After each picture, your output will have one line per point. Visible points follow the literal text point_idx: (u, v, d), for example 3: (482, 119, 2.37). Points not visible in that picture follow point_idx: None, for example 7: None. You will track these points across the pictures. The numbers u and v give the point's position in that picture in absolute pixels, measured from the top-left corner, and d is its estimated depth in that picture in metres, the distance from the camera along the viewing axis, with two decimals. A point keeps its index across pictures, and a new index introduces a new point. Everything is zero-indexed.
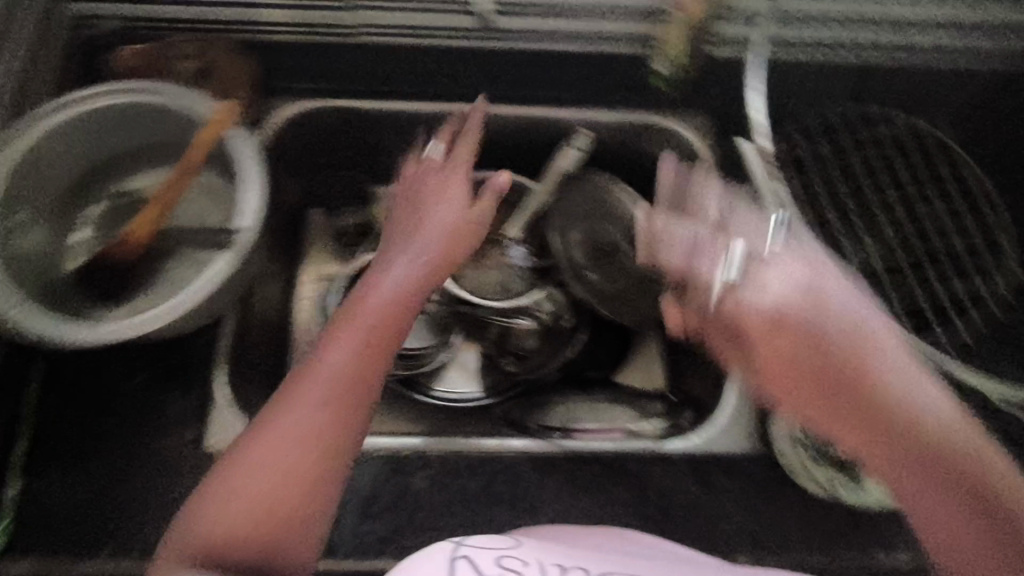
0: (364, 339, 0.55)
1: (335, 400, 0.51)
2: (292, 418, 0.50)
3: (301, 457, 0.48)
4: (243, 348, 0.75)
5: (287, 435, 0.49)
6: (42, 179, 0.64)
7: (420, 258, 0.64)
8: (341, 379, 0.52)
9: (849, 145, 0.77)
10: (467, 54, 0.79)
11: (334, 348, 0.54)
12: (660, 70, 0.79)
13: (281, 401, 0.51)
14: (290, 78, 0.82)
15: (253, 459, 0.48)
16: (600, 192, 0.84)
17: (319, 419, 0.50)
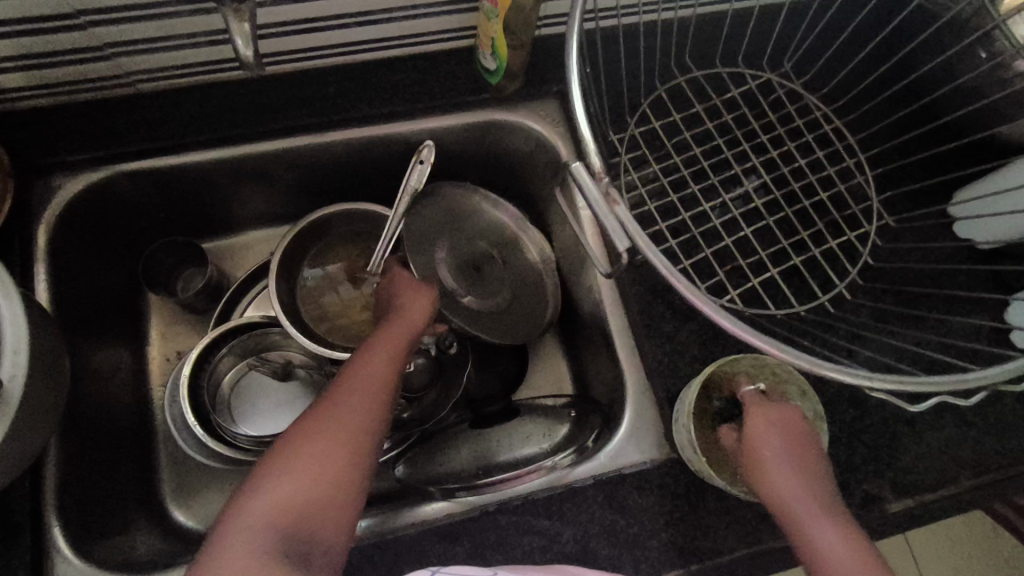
0: (391, 371, 0.55)
1: (374, 407, 0.52)
2: (339, 424, 0.50)
3: (341, 457, 0.49)
4: (88, 474, 0.65)
5: (332, 437, 0.49)
6: None
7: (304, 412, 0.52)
8: (379, 392, 0.53)
9: (703, 110, 0.72)
10: (275, 78, 0.70)
11: (363, 373, 0.54)
12: (488, 66, 0.69)
13: (320, 418, 0.51)
14: (58, 142, 0.67)
15: (290, 463, 0.48)
16: (458, 204, 0.77)
17: (357, 427, 0.51)
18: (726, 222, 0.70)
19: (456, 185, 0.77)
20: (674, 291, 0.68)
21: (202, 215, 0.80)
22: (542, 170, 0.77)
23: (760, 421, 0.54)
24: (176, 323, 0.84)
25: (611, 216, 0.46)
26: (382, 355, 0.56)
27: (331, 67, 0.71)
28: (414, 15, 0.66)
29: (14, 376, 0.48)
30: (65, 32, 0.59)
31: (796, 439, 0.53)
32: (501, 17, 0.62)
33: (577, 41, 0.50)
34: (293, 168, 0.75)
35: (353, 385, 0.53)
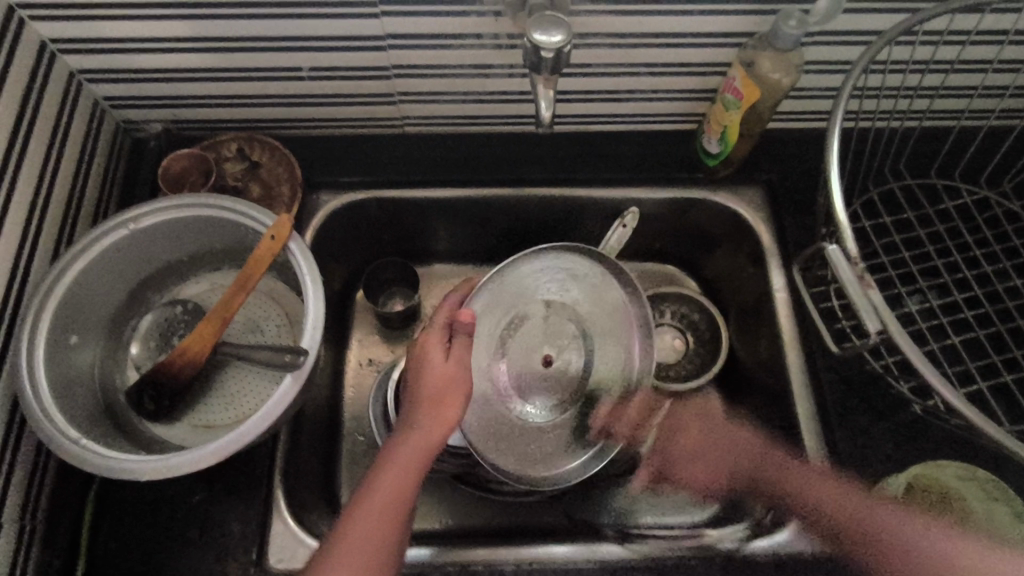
0: (428, 438, 0.57)
1: (401, 493, 0.53)
2: (366, 517, 0.52)
3: (372, 549, 0.51)
4: (304, 451, 0.73)
5: (364, 534, 0.51)
6: (94, 298, 0.62)
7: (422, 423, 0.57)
8: (406, 476, 0.54)
9: (913, 217, 0.75)
10: (514, 137, 0.81)
11: (389, 461, 0.55)
12: (710, 149, 0.75)
13: (352, 513, 0.52)
14: (335, 166, 0.80)
15: (328, 563, 0.50)
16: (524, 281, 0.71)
17: (392, 494, 0.53)
18: (931, 326, 0.71)
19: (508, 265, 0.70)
20: (871, 386, 0.70)
21: (416, 240, 0.86)
22: (734, 253, 0.81)
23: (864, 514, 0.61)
24: (374, 334, 0.88)
25: (866, 297, 0.49)
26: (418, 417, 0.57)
27: (561, 134, 0.81)
28: (652, 97, 0.75)
29: (311, 349, 0.57)
30: (373, 79, 0.72)
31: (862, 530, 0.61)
32: (742, 109, 0.67)
33: (836, 142, 0.56)
34: (508, 214, 0.82)
35: (383, 474, 0.54)
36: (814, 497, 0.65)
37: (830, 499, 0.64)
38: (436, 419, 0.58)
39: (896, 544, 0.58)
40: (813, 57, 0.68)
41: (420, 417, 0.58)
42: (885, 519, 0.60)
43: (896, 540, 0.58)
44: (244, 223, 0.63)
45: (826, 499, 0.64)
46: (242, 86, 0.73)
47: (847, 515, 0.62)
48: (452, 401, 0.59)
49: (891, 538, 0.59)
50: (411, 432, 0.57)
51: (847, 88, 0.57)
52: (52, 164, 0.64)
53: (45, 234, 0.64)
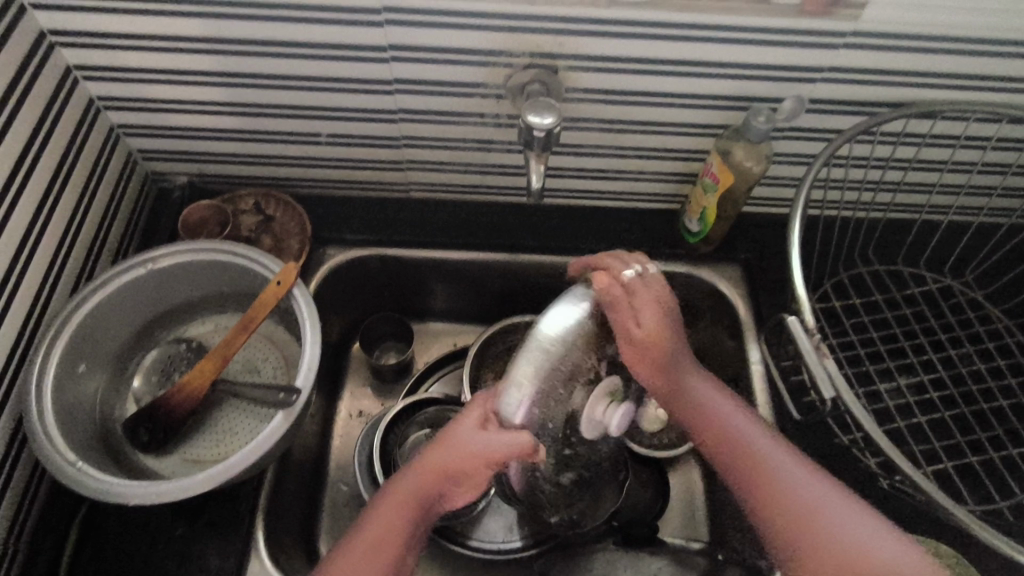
0: (402, 515, 0.58)
1: (395, 536, 0.57)
2: (375, 532, 0.57)
3: None
4: (289, 495, 0.75)
5: (368, 557, 0.56)
6: (104, 331, 0.66)
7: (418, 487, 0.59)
8: (397, 527, 0.57)
9: (881, 300, 0.80)
10: (511, 206, 0.88)
11: (369, 531, 0.57)
12: (692, 228, 0.81)
13: (352, 541, 0.57)
14: (342, 224, 0.86)
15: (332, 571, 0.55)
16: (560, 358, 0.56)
17: (379, 555, 0.56)
18: (899, 405, 0.74)
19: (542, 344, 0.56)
20: (842, 461, 0.72)
21: (413, 296, 0.91)
22: (713, 326, 0.85)
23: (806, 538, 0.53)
24: (366, 385, 0.91)
25: (821, 367, 0.53)
26: (397, 499, 0.58)
27: (555, 207, 0.88)
28: (637, 178, 0.82)
29: (305, 390, 0.60)
30: (383, 147, 0.79)
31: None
32: (718, 191, 0.73)
33: (798, 224, 0.61)
34: (501, 277, 0.87)
35: (391, 510, 0.58)
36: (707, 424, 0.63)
37: (743, 466, 0.59)
38: (403, 504, 0.58)
39: (804, 514, 0.54)
40: (783, 150, 0.75)
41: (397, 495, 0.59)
42: (751, 434, 0.60)
43: (807, 508, 0.54)
44: (253, 269, 0.67)
45: (727, 437, 0.61)
46: (264, 147, 0.80)
47: (747, 460, 0.59)
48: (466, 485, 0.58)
49: (778, 516, 0.55)
50: (382, 516, 0.58)
51: (809, 177, 0.63)
52: (83, 206, 0.70)
53: (68, 269, 0.69)
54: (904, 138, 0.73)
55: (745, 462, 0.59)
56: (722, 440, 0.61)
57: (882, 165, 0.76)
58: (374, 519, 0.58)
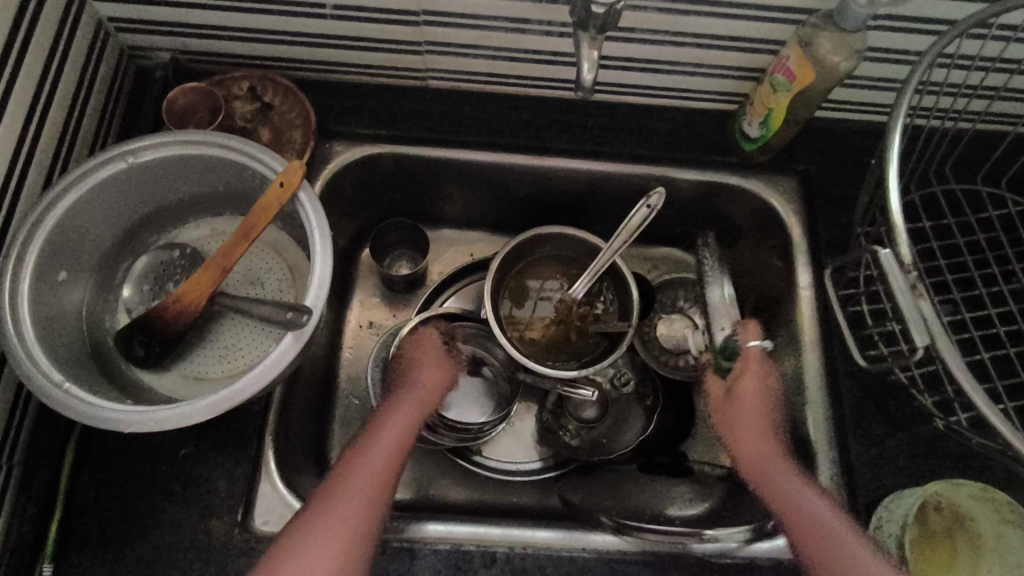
0: (393, 451, 0.62)
1: (389, 467, 0.60)
2: (365, 463, 0.60)
3: (356, 519, 0.55)
4: (300, 412, 0.71)
5: (352, 499, 0.56)
6: (85, 234, 0.58)
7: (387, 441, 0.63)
8: (393, 456, 0.61)
9: (954, 224, 0.72)
10: (542, 100, 0.77)
11: (370, 455, 0.61)
12: (750, 133, 0.71)
13: (336, 487, 0.57)
14: (351, 115, 0.75)
15: (304, 535, 0.53)
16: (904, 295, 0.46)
17: (375, 481, 0.59)
18: (960, 340, 0.69)
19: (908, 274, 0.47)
20: (892, 397, 0.68)
21: (429, 201, 0.82)
22: (760, 244, 0.77)
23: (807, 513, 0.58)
24: (377, 295, 0.84)
25: (916, 308, 0.46)
26: (389, 431, 0.64)
27: (594, 103, 0.77)
28: (693, 72, 0.71)
29: (316, 310, 0.53)
30: (401, 24, 0.67)
31: (833, 544, 0.56)
32: (792, 91, 0.63)
33: (898, 134, 0.52)
34: (529, 183, 0.77)
35: (383, 440, 0.63)
36: (783, 499, 0.60)
37: (791, 510, 0.59)
38: (392, 436, 0.63)
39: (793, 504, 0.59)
40: (873, 42, 0.64)
41: (383, 430, 0.64)
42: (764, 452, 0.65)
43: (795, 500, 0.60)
44: (251, 168, 0.58)
45: (791, 506, 0.59)
46: (261, 20, 0.68)
47: (795, 512, 0.59)
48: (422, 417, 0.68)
49: (786, 521, 0.59)
50: (385, 441, 0.63)
51: (915, 77, 0.53)
52: (48, 84, 0.59)
53: (37, 160, 0.59)
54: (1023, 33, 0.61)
55: (779, 485, 0.62)
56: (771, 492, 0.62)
57: (987, 65, 0.65)
58: (364, 451, 0.61)
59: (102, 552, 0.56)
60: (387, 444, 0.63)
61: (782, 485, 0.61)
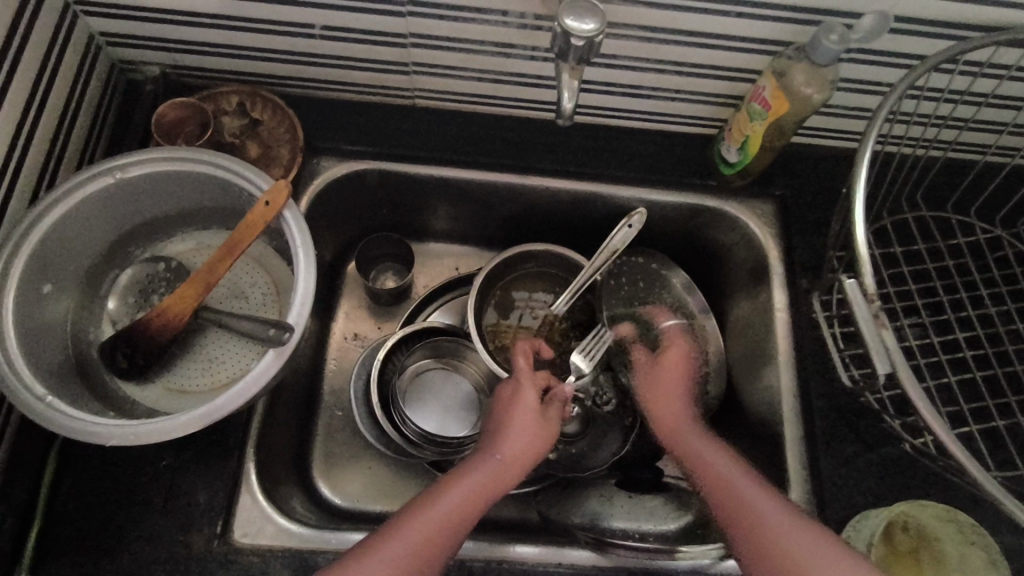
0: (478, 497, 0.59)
1: (473, 498, 0.58)
2: (452, 502, 0.57)
3: (417, 558, 0.53)
4: (284, 424, 0.71)
5: (434, 517, 0.56)
6: (72, 247, 0.59)
7: (477, 481, 0.60)
8: (480, 489, 0.60)
9: (925, 250, 0.74)
10: (527, 121, 0.78)
11: (456, 491, 0.58)
12: (729, 158, 0.73)
13: (426, 504, 0.57)
14: (339, 132, 0.76)
15: (376, 551, 0.53)
16: (863, 317, 0.49)
17: (446, 523, 0.56)
18: (929, 363, 0.71)
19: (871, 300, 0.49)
20: (861, 418, 0.69)
21: (415, 215, 0.83)
22: (738, 265, 0.79)
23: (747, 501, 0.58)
24: (362, 308, 0.85)
25: (878, 337, 0.48)
26: (481, 473, 0.61)
27: (577, 124, 0.78)
28: (673, 97, 0.72)
29: (298, 327, 0.54)
30: (389, 46, 0.69)
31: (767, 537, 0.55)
32: (767, 120, 0.65)
33: (867, 162, 0.53)
34: (513, 201, 0.79)
35: (482, 463, 0.62)
36: (738, 500, 0.59)
37: (732, 493, 0.60)
38: (483, 481, 0.60)
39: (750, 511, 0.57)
40: (848, 73, 0.66)
41: (478, 470, 0.61)
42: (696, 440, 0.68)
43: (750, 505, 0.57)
44: (238, 185, 0.59)
45: (744, 506, 0.58)
46: (251, 38, 0.69)
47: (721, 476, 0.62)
48: (536, 445, 0.65)
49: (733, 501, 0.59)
50: (469, 481, 0.60)
51: (885, 109, 0.54)
52: (38, 98, 0.60)
53: (25, 172, 0.60)
54: (989, 69, 0.64)
55: (720, 466, 0.63)
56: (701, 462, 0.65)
57: (956, 97, 0.67)
58: (453, 489, 0.58)
59: (82, 563, 0.56)
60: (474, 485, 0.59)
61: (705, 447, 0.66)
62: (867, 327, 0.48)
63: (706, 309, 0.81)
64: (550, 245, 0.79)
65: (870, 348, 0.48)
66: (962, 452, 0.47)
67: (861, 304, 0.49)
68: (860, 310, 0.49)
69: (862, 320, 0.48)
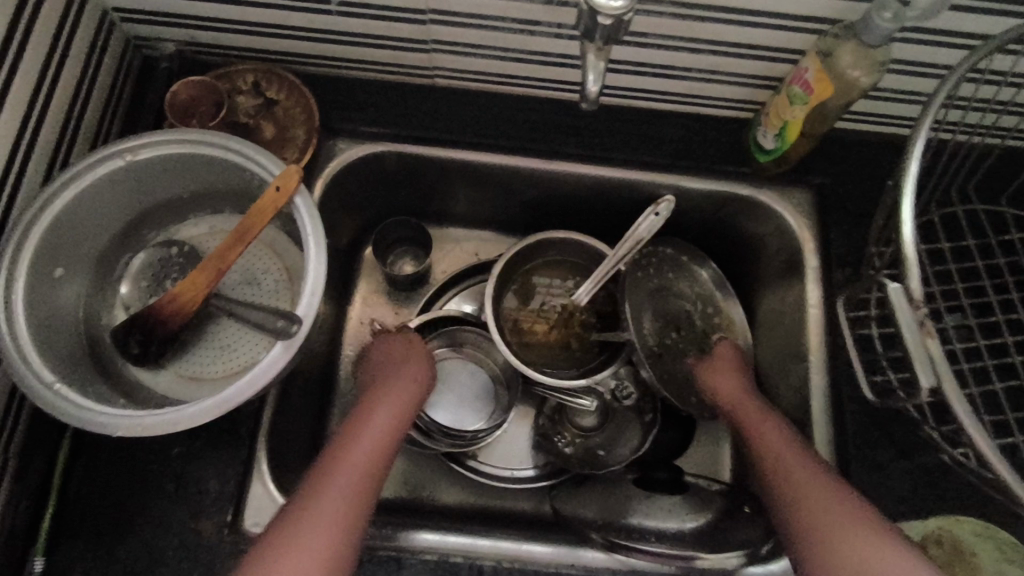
0: (369, 464, 0.56)
1: (364, 472, 0.55)
2: (341, 467, 0.55)
3: (326, 531, 0.50)
4: (299, 410, 0.71)
5: (312, 524, 0.50)
6: (82, 230, 0.58)
7: (345, 468, 0.55)
8: (371, 457, 0.57)
9: (975, 246, 0.69)
10: (551, 102, 0.75)
11: (343, 463, 0.55)
12: (765, 144, 0.68)
13: (315, 480, 0.54)
14: (356, 112, 0.74)
15: (284, 538, 0.49)
16: (907, 324, 0.45)
17: (341, 507, 0.52)
18: (974, 368, 0.66)
19: (915, 305, 0.45)
20: (897, 423, 0.66)
21: (434, 199, 0.81)
22: (771, 258, 0.75)
23: (804, 482, 0.56)
24: (379, 293, 0.84)
25: (923, 348, 0.44)
26: (356, 445, 0.57)
27: (605, 106, 0.74)
28: (707, 78, 0.68)
29: (307, 318, 0.53)
30: (408, 22, 0.66)
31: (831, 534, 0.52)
32: (809, 105, 0.61)
33: (919, 154, 0.49)
34: (535, 186, 0.76)
35: (359, 437, 0.58)
36: (772, 450, 0.61)
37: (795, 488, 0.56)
38: (348, 457, 0.56)
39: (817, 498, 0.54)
40: (900, 54, 0.61)
41: (337, 461, 0.55)
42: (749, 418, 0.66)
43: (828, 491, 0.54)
44: (250, 169, 0.57)
45: (780, 455, 0.60)
46: (266, 14, 0.66)
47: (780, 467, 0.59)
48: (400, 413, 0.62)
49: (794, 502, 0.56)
50: (351, 454, 0.56)
51: (942, 95, 0.50)
52: (50, 75, 0.59)
53: (37, 152, 0.59)
54: None
55: (792, 464, 0.58)
56: (772, 463, 0.60)
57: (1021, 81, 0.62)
58: (321, 483, 0.53)
59: (96, 548, 0.57)
60: (351, 470, 0.55)
61: (762, 434, 0.63)
62: (909, 334, 0.45)
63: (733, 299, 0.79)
64: (568, 234, 0.76)
65: (913, 357, 0.44)
66: (1012, 473, 0.44)
67: (904, 311, 0.45)
68: (903, 317, 0.45)
69: (906, 326, 0.45)
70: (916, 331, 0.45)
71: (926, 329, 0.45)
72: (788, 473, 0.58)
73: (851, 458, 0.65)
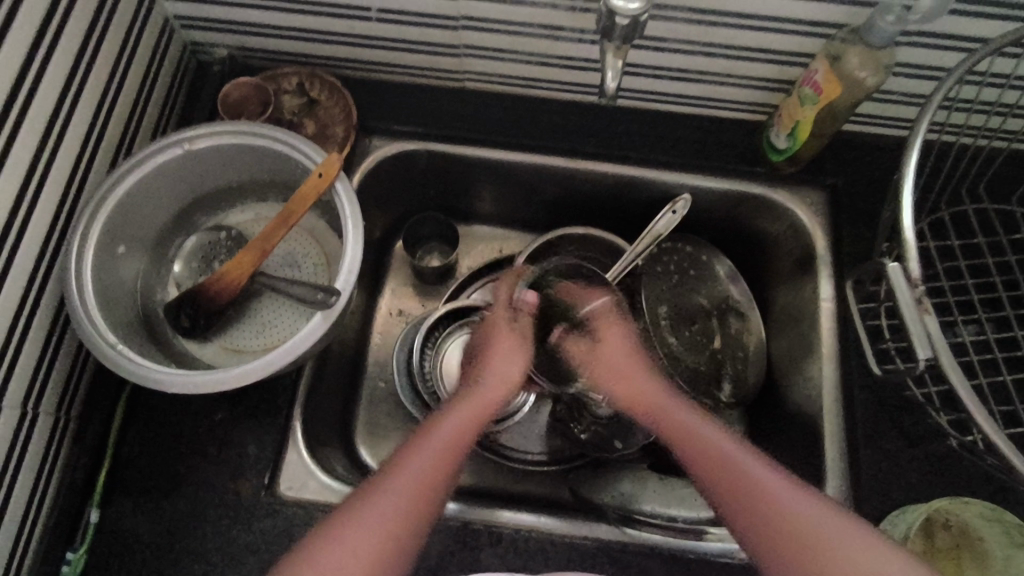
0: (449, 451, 0.60)
1: (444, 459, 0.59)
2: (424, 452, 0.59)
3: (396, 509, 0.55)
4: (330, 389, 0.75)
5: (386, 498, 0.55)
6: (143, 212, 0.64)
7: (429, 450, 0.59)
8: (454, 444, 0.60)
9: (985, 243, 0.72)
10: (573, 104, 0.79)
11: (426, 447, 0.59)
12: (778, 144, 0.72)
13: (400, 459, 0.58)
14: (390, 112, 0.79)
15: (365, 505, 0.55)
16: (906, 303, 0.48)
17: (418, 489, 0.56)
18: (983, 360, 0.68)
19: (912, 285, 0.48)
20: (906, 413, 0.68)
21: (461, 196, 0.85)
22: (784, 254, 0.78)
23: (757, 486, 0.56)
24: (407, 284, 0.88)
25: (920, 324, 0.47)
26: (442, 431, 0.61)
27: (624, 108, 0.79)
28: (721, 82, 0.72)
29: (344, 292, 0.57)
30: (441, 29, 0.71)
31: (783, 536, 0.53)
32: (819, 105, 0.64)
33: (919, 147, 0.52)
34: (556, 184, 0.80)
35: (457, 418, 0.63)
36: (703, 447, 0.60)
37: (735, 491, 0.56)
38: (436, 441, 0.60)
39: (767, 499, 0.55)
40: (907, 57, 0.64)
41: (425, 441, 0.60)
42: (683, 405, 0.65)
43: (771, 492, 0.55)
44: (295, 158, 0.63)
45: (712, 453, 0.59)
46: (311, 22, 0.72)
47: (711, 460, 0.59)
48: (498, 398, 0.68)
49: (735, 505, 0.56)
50: (434, 440, 0.60)
51: (941, 92, 0.53)
52: (118, 73, 0.65)
53: (105, 143, 0.65)
54: None
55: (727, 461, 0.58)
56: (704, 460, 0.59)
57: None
58: (406, 460, 0.58)
59: (143, 504, 0.61)
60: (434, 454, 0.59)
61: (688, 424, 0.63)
62: (907, 312, 0.47)
63: (749, 296, 0.81)
64: (589, 232, 0.80)
65: (912, 334, 0.47)
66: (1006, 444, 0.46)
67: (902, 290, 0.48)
68: (901, 296, 0.48)
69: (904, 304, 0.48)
70: (913, 310, 0.48)
71: (922, 308, 0.48)
72: (731, 468, 0.58)
73: (861, 446, 0.67)
